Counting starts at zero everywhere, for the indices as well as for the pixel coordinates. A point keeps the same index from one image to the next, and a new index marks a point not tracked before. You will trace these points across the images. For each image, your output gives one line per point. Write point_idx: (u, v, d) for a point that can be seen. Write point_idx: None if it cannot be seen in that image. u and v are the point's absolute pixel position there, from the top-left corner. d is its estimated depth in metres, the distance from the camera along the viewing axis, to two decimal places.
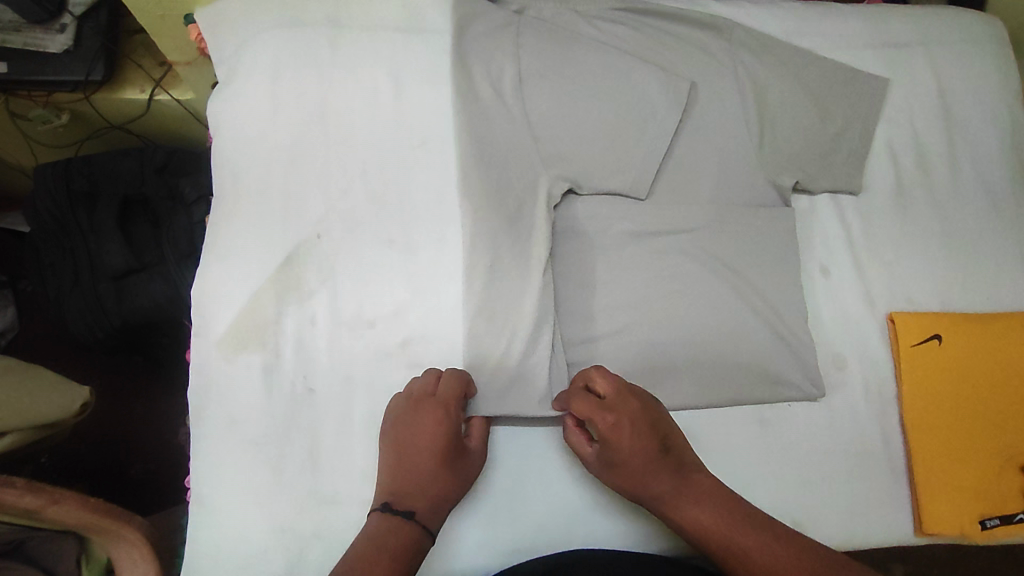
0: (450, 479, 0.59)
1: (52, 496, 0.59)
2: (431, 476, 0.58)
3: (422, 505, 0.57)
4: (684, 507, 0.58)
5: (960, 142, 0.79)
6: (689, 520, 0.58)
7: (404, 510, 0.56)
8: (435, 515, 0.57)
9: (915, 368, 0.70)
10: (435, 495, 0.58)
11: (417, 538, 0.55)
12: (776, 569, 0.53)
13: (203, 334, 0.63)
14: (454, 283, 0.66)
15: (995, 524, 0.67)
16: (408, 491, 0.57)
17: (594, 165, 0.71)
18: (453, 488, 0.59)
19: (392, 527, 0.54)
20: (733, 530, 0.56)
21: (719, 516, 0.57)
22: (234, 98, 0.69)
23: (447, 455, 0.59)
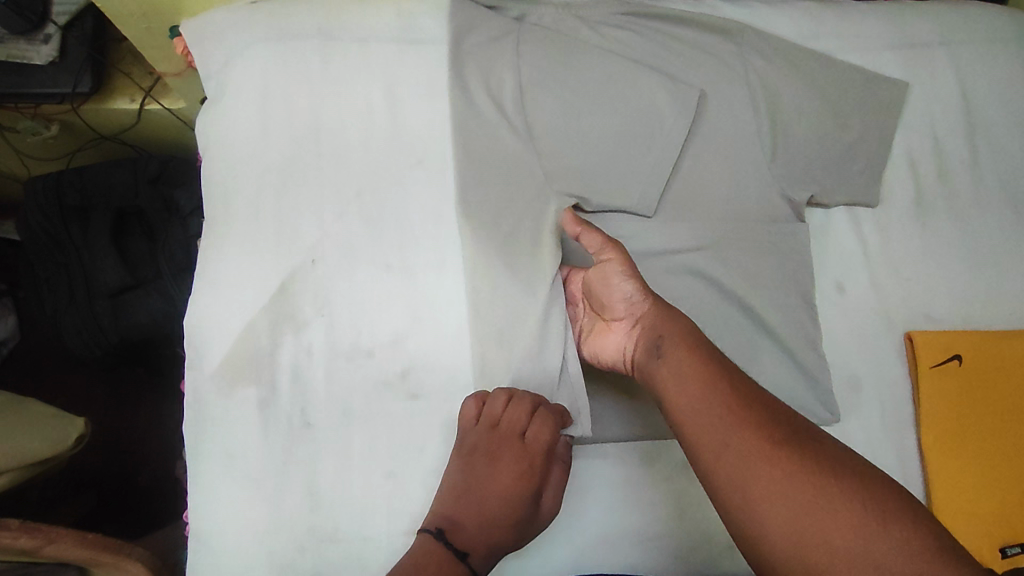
0: (513, 524, 0.57)
1: (49, 535, 0.58)
2: (495, 523, 0.57)
3: (478, 549, 0.56)
4: (675, 327, 0.55)
5: (984, 148, 0.76)
6: (673, 337, 0.55)
7: (459, 549, 0.55)
8: (487, 560, 0.57)
9: (934, 390, 0.68)
10: (494, 541, 0.57)
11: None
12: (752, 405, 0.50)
13: (198, 366, 0.61)
14: (455, 308, 0.64)
15: (1017, 552, 0.64)
16: (465, 528, 0.56)
17: (599, 181, 0.68)
18: (514, 533, 0.58)
19: (442, 564, 0.54)
20: (701, 372, 0.51)
21: (706, 352, 0.53)
22: (224, 117, 0.66)
23: (517, 502, 0.58)
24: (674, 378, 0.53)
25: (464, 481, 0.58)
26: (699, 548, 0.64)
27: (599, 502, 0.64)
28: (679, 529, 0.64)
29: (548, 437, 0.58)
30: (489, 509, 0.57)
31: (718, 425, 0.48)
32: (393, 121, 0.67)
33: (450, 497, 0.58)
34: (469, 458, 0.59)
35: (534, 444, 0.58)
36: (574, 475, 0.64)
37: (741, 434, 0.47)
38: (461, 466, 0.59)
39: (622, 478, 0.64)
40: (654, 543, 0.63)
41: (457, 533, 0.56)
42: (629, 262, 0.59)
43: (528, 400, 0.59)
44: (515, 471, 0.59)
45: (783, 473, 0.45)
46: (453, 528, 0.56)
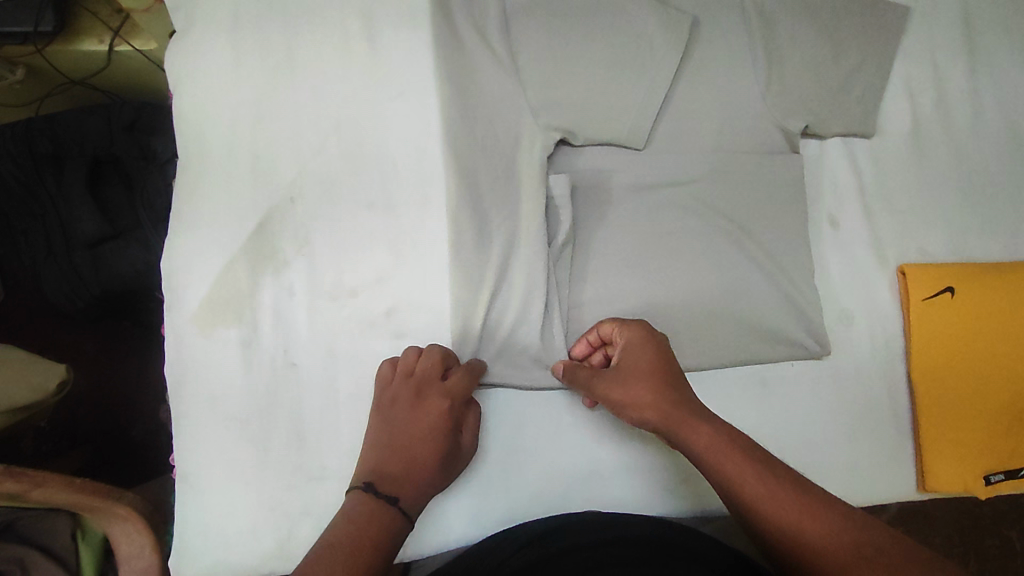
0: (438, 464, 0.54)
1: (34, 479, 0.57)
2: (422, 469, 0.53)
3: (407, 492, 0.51)
4: (695, 428, 0.51)
5: (984, 76, 0.73)
6: (698, 447, 0.50)
7: (388, 494, 0.50)
8: (418, 503, 0.52)
9: (926, 322, 0.67)
10: (424, 486, 0.52)
11: (399, 527, 0.49)
12: (794, 501, 0.45)
13: (176, 309, 0.59)
14: (439, 246, 0.62)
15: (999, 479, 0.66)
16: (392, 476, 0.52)
17: (589, 112, 0.65)
18: (440, 476, 0.54)
19: (374, 511, 0.49)
20: (749, 473, 0.47)
21: (732, 445, 0.49)
22: (191, 48, 0.63)
23: (441, 443, 0.54)
24: (725, 493, 0.48)
25: (387, 433, 0.55)
26: (687, 481, 0.64)
27: (588, 439, 0.64)
28: (667, 463, 0.64)
29: (465, 385, 0.57)
30: (415, 452, 0.53)
31: (793, 541, 0.44)
32: (371, 52, 0.64)
33: (374, 450, 0.54)
34: (388, 411, 0.56)
35: (453, 388, 0.56)
36: (565, 414, 0.64)
37: (786, 512, 0.45)
38: (381, 419, 0.55)
39: (611, 416, 0.64)
40: (643, 479, 0.64)
41: (385, 479, 0.51)
42: (621, 386, 0.55)
43: (439, 351, 0.58)
44: (435, 416, 0.55)
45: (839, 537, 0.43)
46: (380, 477, 0.52)
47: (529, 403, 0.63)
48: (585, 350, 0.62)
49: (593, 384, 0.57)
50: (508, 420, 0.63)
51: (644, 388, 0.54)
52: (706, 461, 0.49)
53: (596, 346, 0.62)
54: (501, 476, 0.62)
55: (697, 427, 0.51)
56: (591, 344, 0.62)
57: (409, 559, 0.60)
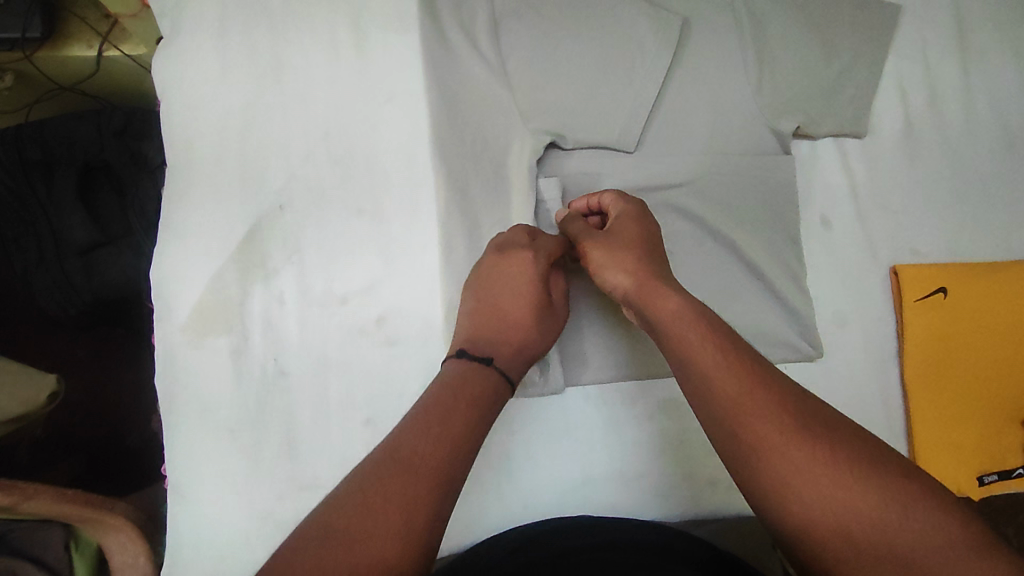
0: (532, 326, 0.55)
1: (24, 492, 0.57)
2: (520, 312, 0.55)
3: (503, 352, 0.52)
4: (664, 300, 0.50)
5: (977, 74, 0.73)
6: (661, 312, 0.50)
7: (484, 356, 0.51)
8: (513, 362, 0.53)
9: (920, 324, 0.67)
10: (519, 345, 0.54)
11: (498, 383, 0.50)
12: (746, 388, 0.44)
13: (166, 318, 0.59)
14: (430, 252, 0.62)
15: (993, 480, 0.66)
16: (491, 340, 0.53)
17: (579, 116, 0.65)
18: (529, 318, 0.55)
19: (474, 372, 0.49)
20: (713, 355, 0.46)
21: (697, 321, 0.48)
22: (178, 54, 0.62)
23: (532, 293, 0.56)
24: (680, 368, 0.47)
25: (480, 298, 0.56)
26: (681, 485, 0.64)
27: (580, 444, 0.64)
28: (660, 467, 0.64)
29: (553, 247, 0.58)
30: (506, 314, 0.55)
31: (728, 399, 0.44)
32: (360, 57, 0.64)
33: (470, 321, 0.55)
34: (477, 287, 0.57)
35: (540, 244, 0.58)
36: (557, 419, 0.64)
37: (758, 428, 0.42)
38: (481, 286, 0.56)
39: (603, 420, 0.64)
40: (637, 483, 0.63)
41: (480, 343, 0.52)
42: (603, 245, 0.56)
43: (525, 225, 0.59)
44: (524, 270, 0.56)
45: (809, 461, 0.40)
46: (475, 343, 0.52)
47: (521, 409, 0.63)
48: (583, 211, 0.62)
49: (581, 239, 0.57)
50: (501, 426, 0.63)
51: (627, 253, 0.54)
52: (668, 331, 0.49)
53: (592, 213, 0.62)
54: (494, 482, 0.62)
55: (667, 307, 0.50)
56: (589, 207, 0.62)
57: None
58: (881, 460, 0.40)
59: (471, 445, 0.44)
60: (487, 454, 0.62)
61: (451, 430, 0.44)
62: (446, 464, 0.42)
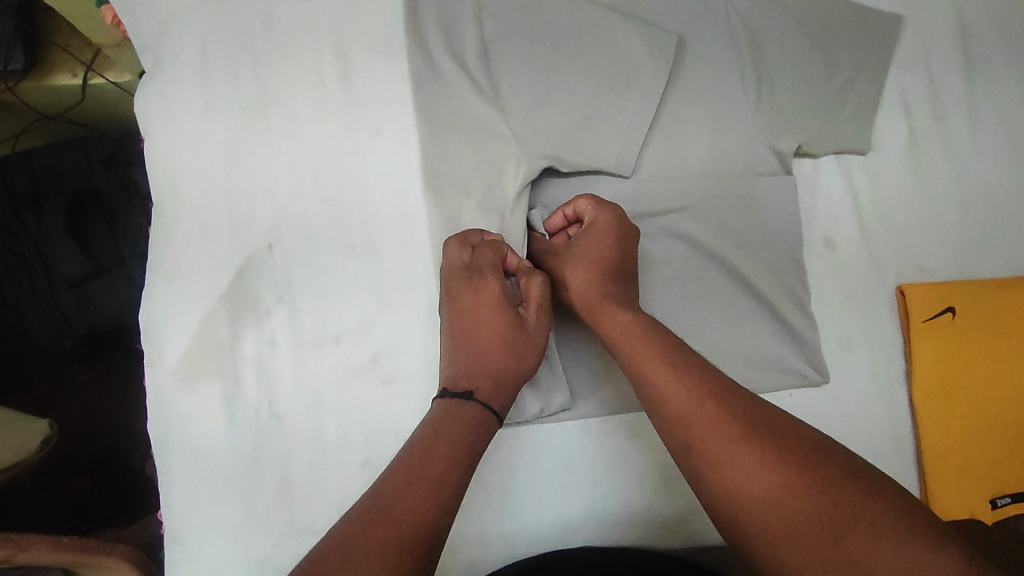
0: (505, 344, 0.53)
1: (20, 544, 0.55)
2: (487, 335, 0.53)
3: (481, 383, 0.51)
4: (615, 316, 0.52)
5: (982, 85, 0.71)
6: (617, 331, 0.52)
7: (461, 390, 0.51)
8: (498, 389, 0.52)
9: (929, 345, 0.65)
10: (497, 370, 0.52)
11: (483, 420, 0.49)
12: (694, 402, 0.45)
13: (156, 363, 0.58)
14: (425, 286, 0.61)
15: (1006, 503, 0.65)
16: (465, 373, 0.52)
17: (573, 141, 0.63)
18: (502, 339, 0.53)
19: (450, 411, 0.49)
20: (664, 372, 0.47)
21: (647, 336, 0.50)
22: (161, 92, 0.61)
23: (493, 308, 0.54)
24: (636, 386, 0.49)
25: (449, 331, 0.55)
26: (687, 516, 0.63)
27: (583, 477, 0.62)
28: (663, 498, 0.63)
29: (491, 258, 0.56)
30: (475, 342, 0.53)
31: (680, 417, 0.45)
32: (346, 88, 0.62)
33: (445, 358, 0.54)
34: (445, 314, 0.56)
35: (479, 260, 0.56)
36: (559, 451, 0.62)
37: (708, 436, 0.44)
38: (450, 313, 0.55)
39: (604, 452, 0.63)
40: (642, 515, 0.62)
41: (456, 381, 0.52)
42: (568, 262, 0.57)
43: (456, 242, 0.57)
44: (476, 293, 0.55)
45: (758, 467, 0.42)
46: (453, 378, 0.52)
47: (522, 444, 0.62)
48: (562, 223, 0.62)
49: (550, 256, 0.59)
50: (500, 463, 0.61)
51: (586, 270, 0.56)
52: (621, 348, 0.51)
53: (573, 223, 0.62)
54: (496, 520, 0.60)
55: (622, 324, 0.52)
56: (566, 219, 0.61)
57: None
58: (828, 463, 0.42)
59: (455, 488, 0.44)
60: (488, 492, 0.61)
61: (435, 478, 0.44)
62: (425, 508, 0.42)
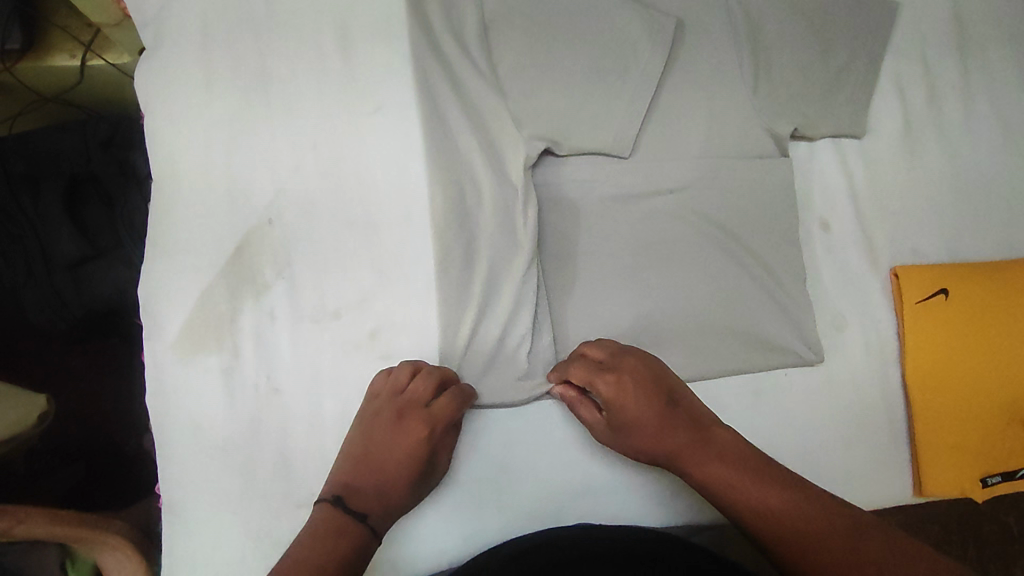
0: (408, 492, 0.55)
1: (16, 516, 0.56)
2: (400, 483, 0.55)
3: (375, 510, 0.53)
4: (710, 461, 0.54)
5: (975, 71, 0.72)
6: (723, 483, 0.53)
7: (355, 511, 0.52)
8: (388, 518, 0.54)
9: (921, 327, 0.66)
10: (390, 507, 0.54)
11: (364, 545, 0.51)
12: (812, 526, 0.48)
13: (155, 338, 0.58)
14: (424, 263, 0.61)
15: (996, 481, 0.66)
16: (361, 492, 0.54)
17: (572, 121, 0.63)
18: (408, 492, 0.55)
19: (337, 532, 0.50)
20: (777, 494, 0.51)
21: (749, 472, 0.52)
22: (162, 67, 0.61)
23: (416, 464, 0.55)
24: (756, 506, 0.50)
25: (364, 445, 0.56)
26: (681, 492, 0.64)
27: (580, 454, 0.62)
28: (659, 477, 0.63)
29: (446, 419, 0.56)
30: (385, 473, 0.55)
31: (799, 542, 0.48)
32: (346, 65, 0.62)
33: (351, 462, 0.55)
34: (370, 423, 0.56)
35: (437, 414, 0.56)
36: (558, 430, 0.62)
37: (766, 500, 0.50)
38: (369, 430, 0.56)
39: None
40: (638, 491, 0.63)
41: (354, 495, 0.53)
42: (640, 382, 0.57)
43: (432, 375, 0.57)
44: (413, 440, 0.55)
45: (804, 516, 0.49)
46: (350, 491, 0.54)
47: (521, 421, 0.62)
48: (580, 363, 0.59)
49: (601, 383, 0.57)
50: (498, 441, 0.61)
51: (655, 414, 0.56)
52: (724, 490, 0.52)
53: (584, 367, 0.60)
54: (494, 496, 0.60)
55: (717, 441, 0.55)
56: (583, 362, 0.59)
57: None
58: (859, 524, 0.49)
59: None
60: (487, 469, 0.61)
61: None
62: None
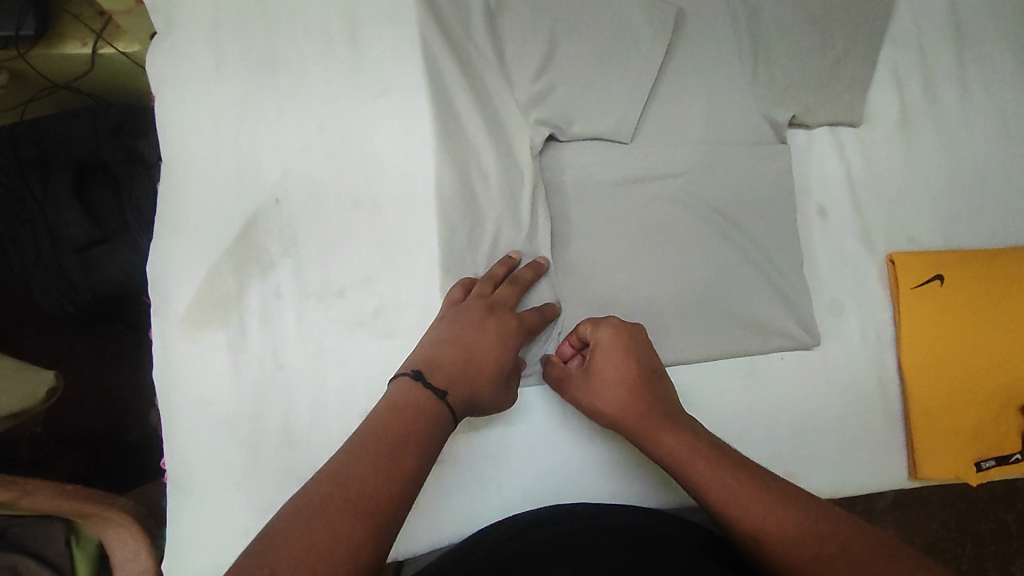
0: (490, 379, 0.54)
1: (24, 487, 0.54)
2: (486, 370, 0.54)
3: (457, 389, 0.52)
4: (666, 437, 0.54)
5: (971, 62, 0.73)
6: (678, 460, 0.54)
7: (439, 386, 0.51)
8: (464, 407, 0.53)
9: (917, 311, 0.67)
10: (471, 390, 0.53)
11: (444, 426, 0.50)
12: (765, 519, 0.49)
13: (163, 313, 0.59)
14: (428, 243, 0.62)
15: (991, 466, 0.67)
16: (444, 371, 0.53)
17: (575, 106, 0.65)
18: (490, 378, 0.54)
19: (423, 401, 0.50)
20: (734, 480, 0.51)
21: (704, 456, 0.53)
22: (173, 51, 0.62)
23: (501, 352, 0.56)
24: (715, 486, 0.51)
25: (446, 333, 0.55)
26: None
27: (579, 434, 0.63)
28: (656, 457, 0.64)
29: (530, 317, 0.59)
30: (471, 358, 0.54)
31: (754, 529, 0.49)
32: (353, 50, 0.63)
33: (431, 348, 0.55)
34: (454, 316, 0.56)
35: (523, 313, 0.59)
36: (558, 409, 0.63)
37: (721, 482, 0.51)
38: (451, 320, 0.56)
39: None
40: (636, 471, 0.63)
41: (435, 373, 0.52)
42: (620, 349, 0.58)
43: (521, 283, 0.60)
44: (500, 329, 0.56)
45: (755, 506, 0.49)
46: (432, 368, 0.53)
47: (522, 400, 0.62)
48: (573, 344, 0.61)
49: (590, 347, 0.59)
50: (497, 419, 0.62)
51: (617, 386, 0.57)
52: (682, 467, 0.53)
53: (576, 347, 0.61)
54: (492, 473, 0.61)
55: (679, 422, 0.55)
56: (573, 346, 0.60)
57: (402, 556, 0.60)
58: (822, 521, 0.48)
59: (413, 484, 0.46)
60: (485, 445, 0.61)
61: (395, 463, 0.45)
62: (388, 505, 0.43)
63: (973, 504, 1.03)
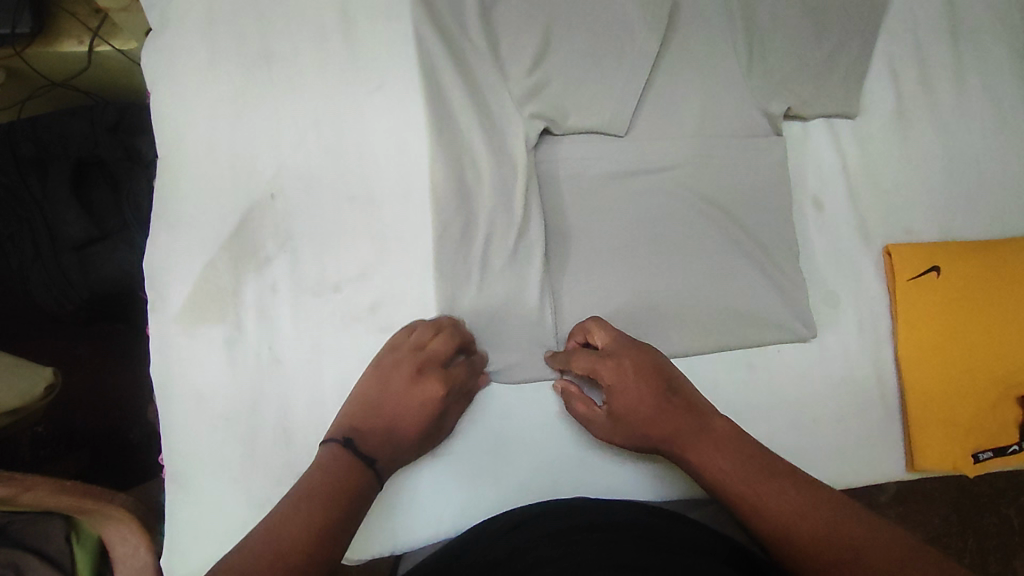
0: (417, 442, 0.57)
1: (24, 484, 0.54)
2: (413, 434, 0.56)
3: (382, 455, 0.54)
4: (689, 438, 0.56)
5: (967, 53, 0.73)
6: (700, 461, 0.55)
7: (363, 455, 0.53)
8: (391, 466, 0.55)
9: (913, 303, 0.67)
10: (398, 452, 0.56)
11: (371, 490, 0.53)
12: (788, 516, 0.49)
13: (159, 310, 0.59)
14: (423, 238, 0.62)
15: (988, 457, 0.67)
16: (370, 436, 0.55)
17: (569, 100, 0.65)
18: (416, 442, 0.57)
19: (348, 471, 0.52)
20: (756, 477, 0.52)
21: (728, 455, 0.54)
22: (167, 48, 0.62)
23: (429, 416, 0.56)
24: (738, 482, 0.52)
25: (376, 393, 0.57)
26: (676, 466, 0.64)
27: (576, 428, 0.63)
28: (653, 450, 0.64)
29: (462, 377, 0.58)
30: (398, 423, 0.56)
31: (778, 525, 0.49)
32: (348, 45, 0.63)
33: (360, 408, 0.56)
34: (384, 374, 0.57)
35: (455, 372, 0.58)
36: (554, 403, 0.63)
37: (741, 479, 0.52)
38: (381, 381, 0.57)
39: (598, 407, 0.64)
40: (633, 464, 0.64)
41: (362, 439, 0.54)
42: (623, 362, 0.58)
43: (455, 337, 0.59)
44: (428, 394, 0.56)
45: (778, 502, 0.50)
46: (358, 433, 0.55)
47: (518, 395, 0.63)
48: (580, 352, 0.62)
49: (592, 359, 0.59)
50: (494, 415, 0.62)
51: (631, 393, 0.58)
52: (704, 466, 0.55)
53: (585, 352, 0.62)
54: (490, 468, 0.61)
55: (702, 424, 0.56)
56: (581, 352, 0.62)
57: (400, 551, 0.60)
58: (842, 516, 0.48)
59: (342, 532, 0.49)
60: (482, 442, 0.61)
61: (326, 516, 0.48)
62: (318, 554, 0.46)
63: (972, 495, 1.03)
